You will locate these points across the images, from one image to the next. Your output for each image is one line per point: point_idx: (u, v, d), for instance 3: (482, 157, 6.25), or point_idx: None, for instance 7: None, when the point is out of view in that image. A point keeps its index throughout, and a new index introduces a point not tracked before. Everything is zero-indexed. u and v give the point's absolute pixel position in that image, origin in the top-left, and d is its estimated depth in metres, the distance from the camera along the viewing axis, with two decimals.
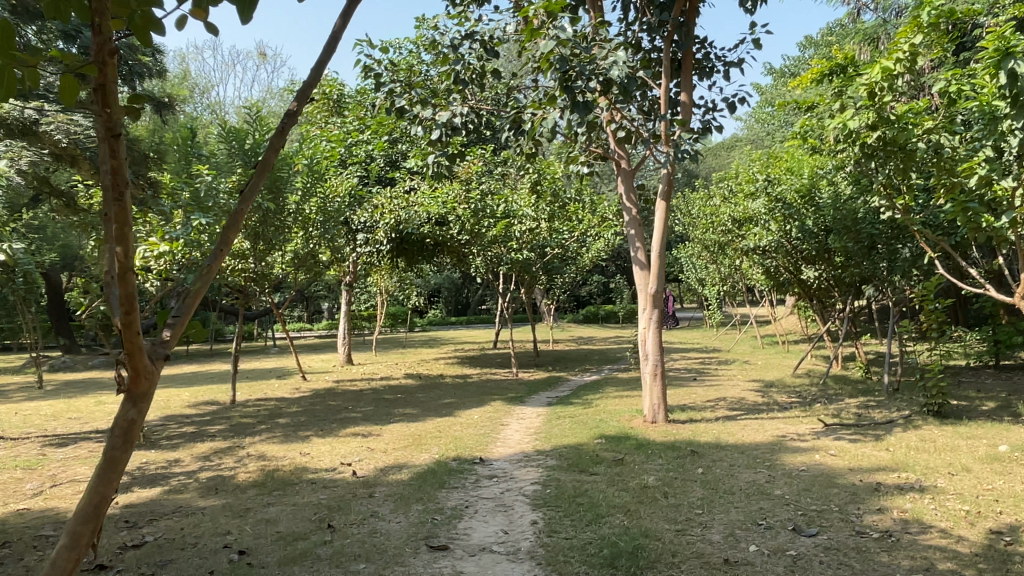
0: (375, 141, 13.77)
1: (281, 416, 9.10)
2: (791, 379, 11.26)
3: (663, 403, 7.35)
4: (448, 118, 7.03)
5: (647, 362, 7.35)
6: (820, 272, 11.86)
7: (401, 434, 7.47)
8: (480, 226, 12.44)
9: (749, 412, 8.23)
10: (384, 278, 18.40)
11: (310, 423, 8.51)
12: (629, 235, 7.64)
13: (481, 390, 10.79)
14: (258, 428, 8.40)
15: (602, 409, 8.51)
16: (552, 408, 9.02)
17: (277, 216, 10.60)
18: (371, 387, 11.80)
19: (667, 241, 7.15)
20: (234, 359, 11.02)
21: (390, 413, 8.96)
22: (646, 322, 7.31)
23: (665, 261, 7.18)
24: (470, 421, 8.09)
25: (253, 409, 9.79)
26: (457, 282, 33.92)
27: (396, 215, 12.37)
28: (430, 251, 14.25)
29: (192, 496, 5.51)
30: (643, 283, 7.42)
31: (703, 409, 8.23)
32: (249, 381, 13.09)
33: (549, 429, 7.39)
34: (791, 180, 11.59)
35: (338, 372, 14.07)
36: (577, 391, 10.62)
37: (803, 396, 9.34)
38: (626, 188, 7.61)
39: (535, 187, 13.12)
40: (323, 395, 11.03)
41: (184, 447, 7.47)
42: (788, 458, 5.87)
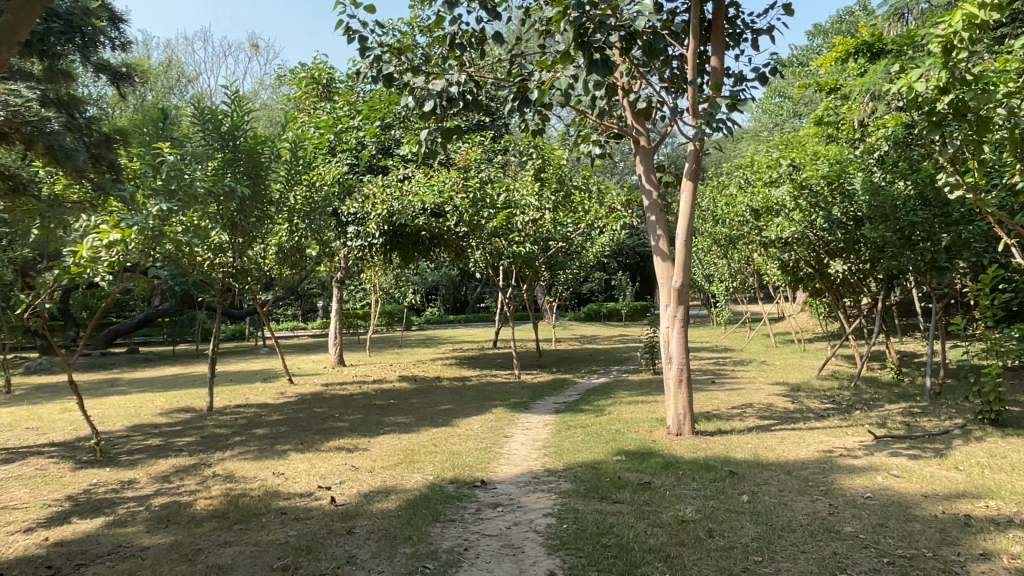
0: (367, 127, 12.82)
1: (258, 426, 8.18)
2: (818, 382, 10.36)
3: (689, 412, 6.45)
4: (443, 86, 6.07)
5: (670, 367, 6.43)
6: (849, 266, 10.94)
7: (391, 448, 6.57)
8: (480, 217, 11.52)
9: (783, 421, 7.35)
10: (378, 274, 17.50)
11: (290, 434, 7.60)
12: (649, 224, 6.68)
13: (481, 395, 9.89)
14: (231, 441, 7.50)
15: (617, 419, 7.61)
16: (559, 416, 8.13)
17: (258, 203, 9.65)
18: (362, 392, 10.90)
19: (693, 228, 6.25)
20: (211, 362, 10.11)
21: (380, 422, 8.06)
22: (670, 320, 6.39)
23: (691, 251, 6.28)
24: (470, 432, 7.19)
25: (231, 418, 8.89)
26: (455, 279, 33.07)
27: (389, 205, 11.41)
28: (427, 246, 13.30)
29: (137, 530, 4.61)
30: (666, 276, 6.50)
31: (731, 418, 7.34)
32: (231, 385, 12.19)
33: (560, 443, 6.49)
34: (819, 165, 10.67)
35: (328, 374, 13.19)
36: (587, 395, 9.73)
37: (838, 402, 8.45)
38: (645, 168, 6.67)
39: (539, 174, 11.97)
40: (310, 401, 10.13)
41: (144, 464, 6.57)
42: (846, 482, 4.96)
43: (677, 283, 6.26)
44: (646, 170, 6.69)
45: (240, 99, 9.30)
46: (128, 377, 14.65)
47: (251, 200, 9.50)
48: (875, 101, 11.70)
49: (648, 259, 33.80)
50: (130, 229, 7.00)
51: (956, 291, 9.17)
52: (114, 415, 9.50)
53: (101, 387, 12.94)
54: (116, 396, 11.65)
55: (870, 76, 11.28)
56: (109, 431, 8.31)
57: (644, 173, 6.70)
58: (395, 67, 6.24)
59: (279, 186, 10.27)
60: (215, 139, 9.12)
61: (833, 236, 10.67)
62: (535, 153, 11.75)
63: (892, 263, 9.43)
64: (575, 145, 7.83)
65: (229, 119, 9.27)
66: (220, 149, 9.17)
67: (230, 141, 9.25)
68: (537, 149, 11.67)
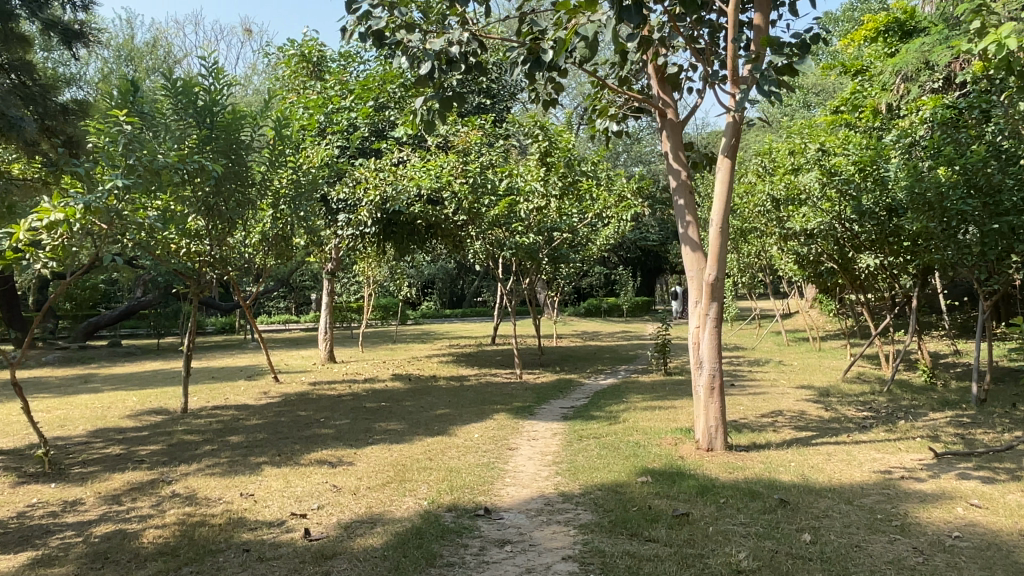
0: (359, 107, 11.93)
1: (233, 433, 7.34)
2: (846, 385, 9.53)
3: (722, 425, 5.61)
4: (442, 44, 5.20)
5: (701, 372, 5.60)
6: (880, 260, 10.12)
7: (380, 463, 5.73)
8: (479, 204, 10.66)
9: (822, 433, 6.53)
10: (372, 265, 16.65)
11: (267, 443, 6.77)
12: (676, 209, 5.81)
13: (480, 398, 9.06)
14: (201, 451, 6.65)
15: (633, 429, 6.78)
16: (568, 423, 7.29)
17: (238, 182, 8.80)
18: (351, 392, 10.05)
19: (729, 215, 5.42)
20: (186, 359, 9.26)
21: (369, 429, 7.22)
22: (701, 319, 5.56)
23: (727, 241, 5.44)
24: (470, 443, 6.36)
25: (204, 422, 8.04)
26: (452, 273, 32.25)
27: (382, 190, 10.56)
28: (422, 236, 12.45)
29: (63, 573, 3.75)
30: (697, 269, 5.66)
31: (763, 430, 6.52)
32: (211, 383, 11.33)
33: (573, 459, 5.67)
34: (847, 149, 9.81)
35: (317, 372, 12.33)
36: (596, 399, 8.90)
37: (876, 410, 7.64)
38: (672, 145, 5.83)
39: (544, 158, 11.24)
40: (294, 402, 9.29)
41: (96, 479, 5.72)
42: (923, 514, 4.15)
43: (711, 276, 5.43)
44: (673, 147, 5.83)
45: (220, 71, 8.49)
46: (103, 372, 13.78)
47: (228, 179, 8.65)
48: (907, 83, 10.81)
49: (649, 254, 33.04)
50: (75, 208, 6.09)
51: (1007, 287, 8.35)
52: (76, 417, 8.64)
53: (73, 383, 12.07)
54: (86, 394, 10.80)
55: (902, 56, 10.46)
56: (67, 437, 7.46)
57: (671, 151, 5.83)
58: (386, 23, 5.36)
59: (262, 167, 9.40)
60: (188, 114, 8.28)
61: (863, 226, 9.85)
62: (541, 133, 11.04)
63: (933, 257, 8.62)
64: (588, 121, 6.99)
65: (206, 93, 8.44)
66: (197, 126, 8.36)
67: (207, 117, 8.43)
68: (543, 130, 10.99)
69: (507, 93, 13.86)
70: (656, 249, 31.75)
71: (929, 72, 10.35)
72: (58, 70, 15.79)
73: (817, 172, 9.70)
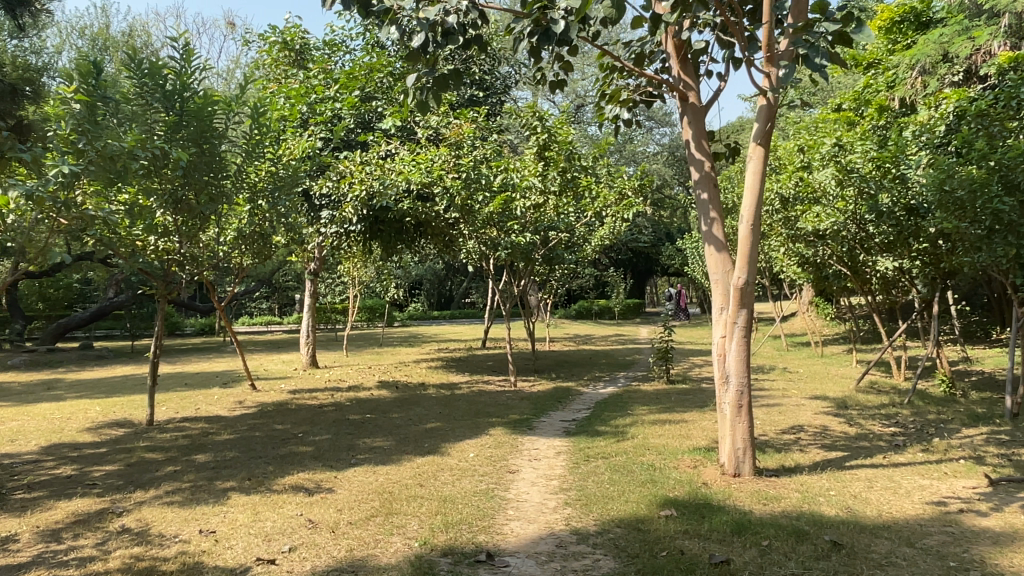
0: (344, 97, 11.22)
1: (200, 451, 6.62)
2: (864, 397, 8.92)
3: (750, 448, 4.97)
4: (436, 13, 4.50)
5: (726, 388, 4.96)
6: (898, 262, 9.54)
7: (363, 490, 5.04)
8: (473, 200, 10.02)
9: (854, 453, 5.91)
10: (358, 265, 15.95)
11: (238, 464, 6.06)
12: (699, 203, 5.17)
13: (474, 409, 8.39)
14: (162, 473, 5.92)
15: (644, 448, 6.13)
16: (572, 440, 6.63)
17: (209, 173, 8.07)
18: (333, 402, 9.35)
19: (762, 208, 4.77)
20: (152, 366, 8.45)
21: (353, 447, 6.52)
22: (727, 329, 4.92)
23: (759, 239, 4.80)
24: (464, 465, 5.68)
25: (169, 438, 7.30)
26: (440, 274, 31.50)
27: (368, 185, 9.87)
28: (411, 235, 11.73)
29: None
30: (723, 271, 5.02)
31: (789, 450, 5.89)
32: (182, 392, 10.56)
33: (582, 486, 5.01)
34: (866, 143, 9.21)
35: (297, 379, 11.62)
36: (599, 411, 8.26)
37: (903, 426, 7.06)
38: (693, 132, 5.19)
39: (543, 151, 10.37)
40: (271, 413, 8.59)
41: (37, 508, 4.98)
42: (1004, 562, 3.51)
43: (742, 280, 4.78)
44: (695, 135, 5.19)
45: (191, 52, 7.78)
46: (70, 378, 12.96)
47: (198, 169, 7.92)
48: (926, 77, 10.36)
49: (640, 256, 32.56)
50: None
51: None
52: (30, 430, 7.88)
53: (35, 390, 11.28)
54: (47, 402, 10.01)
55: (920, 48, 9.92)
56: (14, 455, 6.70)
57: (693, 140, 5.20)
58: None
59: (237, 157, 8.67)
60: (154, 99, 7.58)
61: (880, 227, 9.28)
62: (539, 126, 10.11)
63: (963, 260, 8.05)
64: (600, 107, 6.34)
65: (175, 77, 7.72)
66: (165, 111, 7.66)
67: (175, 103, 7.72)
68: (541, 122, 10.07)
69: (500, 87, 13.22)
70: (648, 251, 31.23)
71: (948, 64, 9.84)
72: (28, 58, 14.94)
73: (833, 169, 9.13)
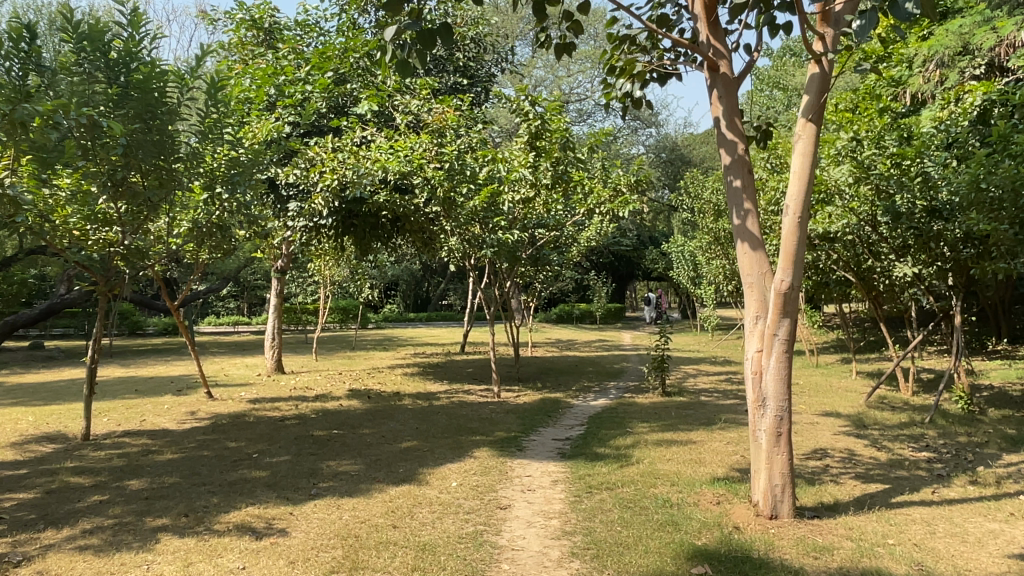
0: (316, 78, 10.23)
1: (135, 475, 5.65)
2: (880, 414, 8.19)
3: (789, 486, 4.15)
4: None
5: (762, 413, 4.14)
6: (916, 268, 8.82)
7: (324, 534, 4.14)
8: (456, 193, 9.18)
9: (896, 485, 5.15)
10: (330, 263, 15.03)
11: (177, 494, 5.11)
12: (731, 191, 4.35)
13: (455, 424, 7.54)
14: (84, 504, 4.95)
15: (654, 477, 5.31)
16: (568, 465, 5.79)
17: (159, 156, 7.09)
18: (298, 413, 8.42)
19: (811, 198, 3.97)
20: (88, 376, 7.37)
21: (315, 472, 5.59)
22: (765, 343, 4.12)
23: (807, 234, 4.00)
24: (446, 498, 4.81)
25: (102, 457, 6.31)
26: (417, 275, 30.57)
27: (341, 173, 8.95)
28: (388, 231, 10.78)
29: None
30: (758, 272, 4.21)
31: (822, 483, 5.11)
32: (129, 399, 9.53)
33: (589, 529, 4.16)
34: (885, 138, 8.51)
35: (260, 386, 10.66)
36: (594, 427, 7.45)
37: (937, 450, 6.34)
38: (725, 109, 4.39)
39: (533, 141, 9.29)
40: (227, 426, 7.64)
41: None
42: None
43: (786, 282, 3.97)
44: (726, 111, 4.38)
45: (141, 18, 6.78)
46: (10, 380, 11.83)
47: (143, 150, 6.93)
48: (943, 71, 9.75)
49: (622, 259, 31.95)
50: None
51: None
52: None
53: None
54: None
55: (939, 39, 9.30)
56: None
57: (724, 116, 4.38)
58: None
59: (192, 140, 7.70)
60: (96, 69, 6.59)
61: (898, 230, 8.63)
62: (532, 112, 9.03)
63: (998, 265, 7.32)
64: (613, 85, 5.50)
65: (121, 44, 6.75)
66: (106, 82, 6.64)
67: (120, 75, 6.72)
68: (532, 108, 8.97)
69: (486, 75, 12.39)
70: (631, 255, 30.65)
71: (969, 57, 9.26)
72: None
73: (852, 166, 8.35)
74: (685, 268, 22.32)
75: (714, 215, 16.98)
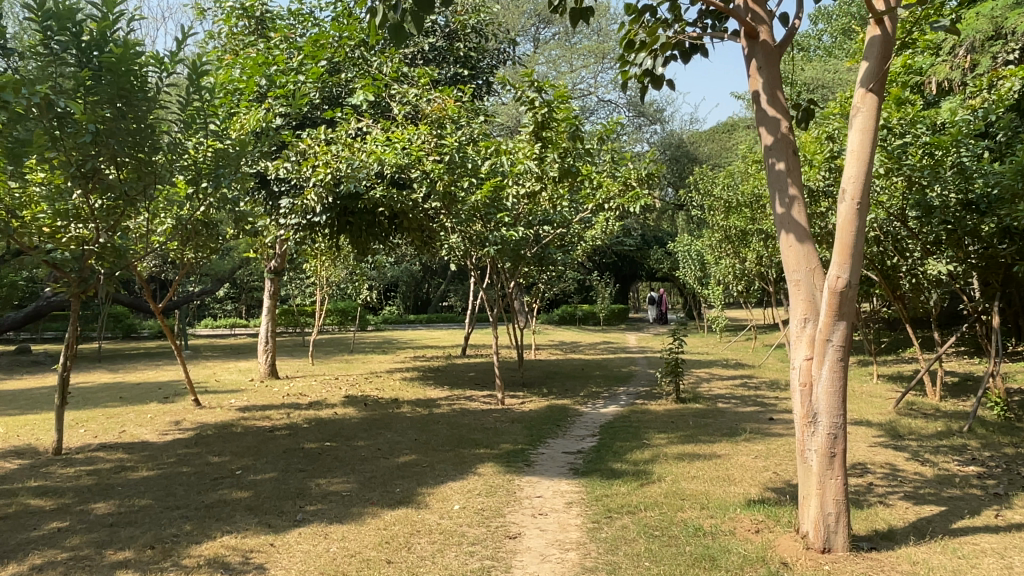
0: (309, 68, 9.65)
1: (103, 497, 5.09)
2: (913, 423, 7.63)
3: (845, 515, 3.59)
4: None
5: (814, 430, 3.59)
6: (950, 265, 8.26)
7: (306, 571, 3.58)
8: (457, 187, 8.65)
9: (953, 507, 4.58)
10: (327, 264, 14.47)
11: (146, 520, 4.55)
12: (773, 175, 3.82)
13: (457, 436, 6.97)
14: (39, 532, 4.38)
15: (679, 498, 4.75)
16: (583, 483, 5.23)
17: (138, 147, 6.55)
18: (289, 423, 7.86)
19: (871, 181, 3.44)
20: (60, 385, 6.81)
21: (302, 493, 5.03)
22: (817, 349, 3.57)
23: (866, 223, 3.46)
24: (447, 525, 4.25)
25: (70, 475, 5.74)
26: (417, 276, 30.00)
27: (334, 167, 8.40)
28: (385, 229, 10.00)
29: None
30: (807, 266, 3.67)
31: (870, 506, 4.54)
32: (111, 407, 8.98)
33: (613, 566, 3.61)
34: (916, 126, 7.96)
35: (251, 393, 10.09)
36: (607, 439, 6.88)
37: (986, 465, 5.77)
38: (765, 82, 3.86)
39: (539, 131, 8.61)
40: (211, 438, 7.08)
41: None
42: None
43: (843, 279, 3.43)
44: (767, 84, 3.85)
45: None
46: None
47: (115, 138, 6.33)
48: (974, 56, 9.19)
49: (625, 259, 31.39)
50: None
51: None
52: None
53: None
54: None
55: (970, 22, 8.71)
56: None
57: (765, 90, 3.85)
58: None
59: (173, 129, 7.15)
60: (65, 51, 6.03)
61: (930, 225, 8.10)
62: (538, 100, 8.30)
63: None
64: (634, 62, 4.98)
65: (93, 24, 6.19)
66: (77, 66, 6.09)
67: (93, 58, 6.17)
68: (539, 95, 8.26)
69: (487, 66, 11.82)
70: (635, 256, 30.09)
71: (1002, 41, 8.72)
72: None
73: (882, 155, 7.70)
74: (692, 268, 21.73)
75: (723, 212, 16.41)
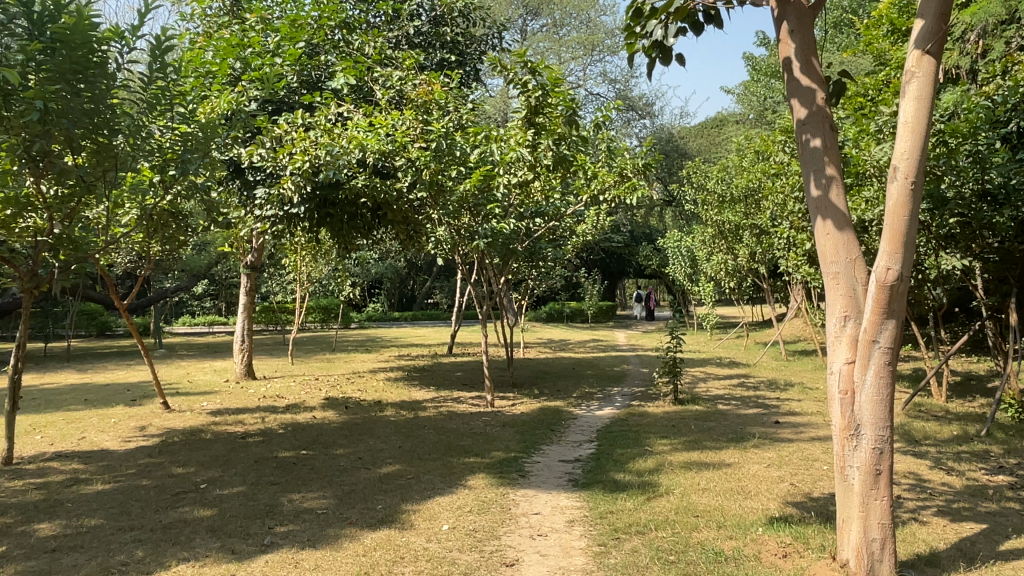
0: (286, 50, 9.07)
1: (49, 516, 4.54)
2: (927, 425, 7.23)
3: (892, 542, 3.13)
4: None
5: (858, 443, 3.13)
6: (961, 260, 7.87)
7: None
8: (445, 176, 8.23)
9: (994, 524, 4.15)
10: (307, 259, 13.91)
11: (94, 544, 4.01)
12: (807, 153, 3.36)
13: (444, 443, 6.46)
14: None
15: (693, 515, 4.27)
16: (584, 497, 4.75)
17: (96, 130, 5.93)
18: (263, 428, 7.32)
19: (926, 159, 3.00)
20: (10, 390, 6.22)
21: (273, 510, 4.51)
22: (862, 351, 3.11)
23: (920, 207, 3.02)
24: (436, 550, 3.75)
25: (16, 490, 5.18)
26: (402, 273, 29.38)
27: (313, 154, 7.85)
28: (367, 222, 9.47)
29: None
30: (848, 256, 3.21)
31: (905, 524, 4.10)
32: (74, 411, 8.39)
33: None
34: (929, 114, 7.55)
35: (225, 394, 9.53)
36: (607, 445, 6.39)
37: (1014, 473, 5.36)
38: (797, 47, 3.41)
39: (532, 116, 8.14)
40: (178, 445, 6.52)
41: None
42: None
43: (894, 271, 2.98)
44: (801, 49, 3.40)
45: None
46: None
47: (70, 118, 5.65)
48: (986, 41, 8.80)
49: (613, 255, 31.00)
50: None
51: None
52: None
53: None
54: None
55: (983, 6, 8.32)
56: None
57: (797, 57, 3.40)
58: None
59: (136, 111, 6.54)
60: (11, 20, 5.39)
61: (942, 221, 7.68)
62: (532, 81, 7.85)
63: None
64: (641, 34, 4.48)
65: None
66: (27, 39, 5.46)
67: (45, 31, 5.54)
68: (534, 77, 7.75)
69: (475, 53, 11.32)
70: (623, 253, 29.68)
71: (1016, 25, 8.34)
72: None
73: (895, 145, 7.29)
74: (681, 265, 21.32)
75: (717, 207, 16.00)
